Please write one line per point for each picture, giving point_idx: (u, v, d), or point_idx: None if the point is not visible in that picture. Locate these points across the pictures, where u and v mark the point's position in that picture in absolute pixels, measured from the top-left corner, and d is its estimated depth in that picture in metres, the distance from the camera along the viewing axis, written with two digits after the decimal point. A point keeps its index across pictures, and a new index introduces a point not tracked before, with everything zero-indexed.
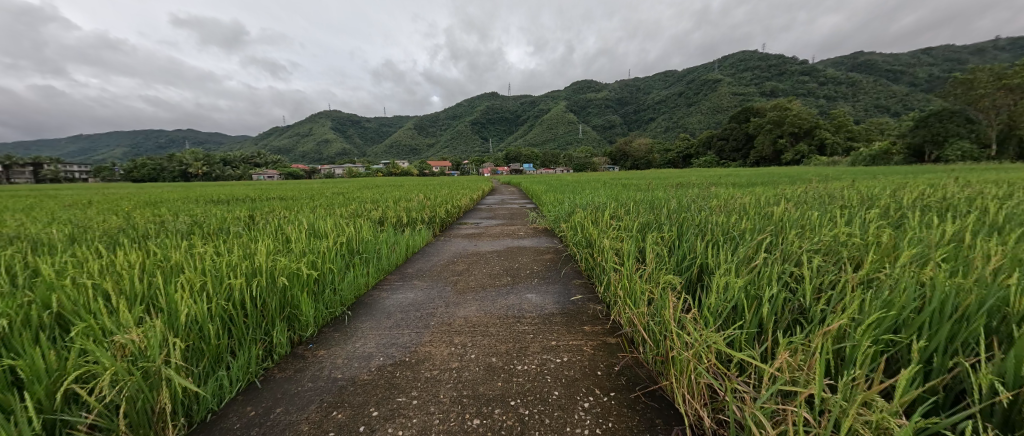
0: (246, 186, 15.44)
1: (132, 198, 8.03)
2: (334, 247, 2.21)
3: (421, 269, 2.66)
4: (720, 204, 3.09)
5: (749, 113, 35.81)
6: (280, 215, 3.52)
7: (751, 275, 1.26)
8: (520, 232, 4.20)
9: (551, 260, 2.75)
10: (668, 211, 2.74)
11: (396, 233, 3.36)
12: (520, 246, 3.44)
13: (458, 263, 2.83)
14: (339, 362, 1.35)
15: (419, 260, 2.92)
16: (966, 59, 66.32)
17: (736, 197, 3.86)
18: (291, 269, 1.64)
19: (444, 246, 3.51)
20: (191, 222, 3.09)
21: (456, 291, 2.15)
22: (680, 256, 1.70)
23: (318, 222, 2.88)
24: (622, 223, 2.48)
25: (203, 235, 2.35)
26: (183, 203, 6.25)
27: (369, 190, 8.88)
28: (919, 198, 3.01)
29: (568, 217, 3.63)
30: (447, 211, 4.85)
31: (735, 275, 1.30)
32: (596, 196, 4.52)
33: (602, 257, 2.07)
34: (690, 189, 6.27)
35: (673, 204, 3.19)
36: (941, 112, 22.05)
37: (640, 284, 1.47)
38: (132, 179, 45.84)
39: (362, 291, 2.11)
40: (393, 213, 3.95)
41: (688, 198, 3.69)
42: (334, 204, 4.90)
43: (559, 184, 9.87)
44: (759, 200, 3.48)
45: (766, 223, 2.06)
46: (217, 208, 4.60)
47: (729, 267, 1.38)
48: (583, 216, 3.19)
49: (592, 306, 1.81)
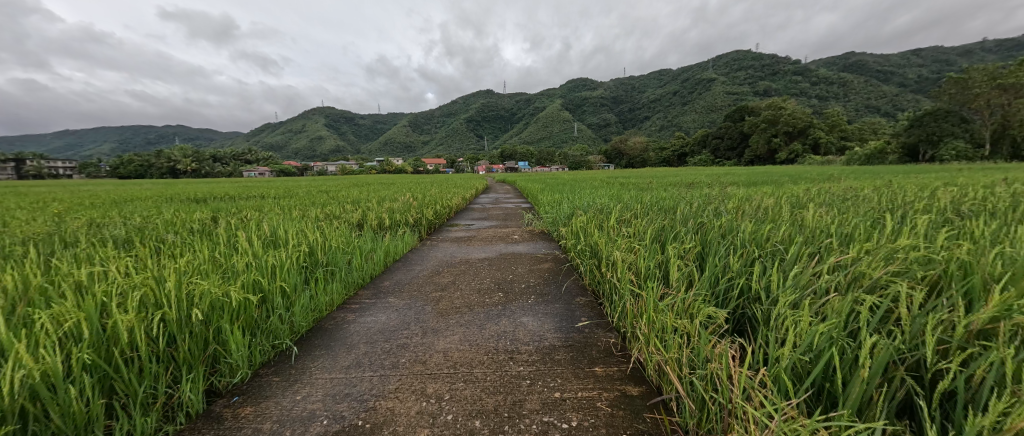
0: (233, 184, 15.05)
1: (103, 197, 7.60)
2: (292, 260, 1.86)
3: (399, 283, 2.30)
4: (738, 207, 2.76)
5: (744, 113, 35.79)
6: (244, 218, 3.16)
7: (829, 313, 0.92)
8: (514, 236, 3.84)
9: (549, 271, 2.41)
10: (683, 215, 2.42)
11: (375, 238, 3.00)
12: (514, 252, 3.10)
13: (444, 275, 2.48)
14: (266, 428, 1.00)
15: (399, 271, 2.56)
16: (956, 60, 67.18)
17: (750, 198, 3.53)
18: (218, 295, 1.28)
19: (429, 253, 3.15)
20: (137, 226, 2.73)
21: (437, 313, 1.79)
22: (713, 278, 1.36)
23: (280, 227, 2.52)
24: (632, 229, 2.15)
25: (135, 245, 1.98)
26: (151, 202, 5.82)
27: (355, 189, 8.49)
28: (956, 201, 2.74)
29: (567, 220, 3.29)
30: (436, 212, 4.49)
31: (802, 310, 0.97)
32: (597, 197, 4.18)
33: (611, 275, 1.74)
34: (694, 189, 5.96)
35: (686, 207, 2.85)
36: (935, 112, 22.04)
37: (669, 318, 1.14)
38: (120, 176, 45.03)
39: (324, 313, 1.76)
40: (373, 214, 3.58)
41: (700, 200, 3.36)
42: (310, 204, 4.53)
43: (555, 183, 9.55)
44: (777, 202, 3.18)
45: (807, 231, 1.74)
46: (184, 208, 4.24)
47: (790, 298, 1.04)
48: (584, 219, 2.85)
49: (603, 337, 1.47)
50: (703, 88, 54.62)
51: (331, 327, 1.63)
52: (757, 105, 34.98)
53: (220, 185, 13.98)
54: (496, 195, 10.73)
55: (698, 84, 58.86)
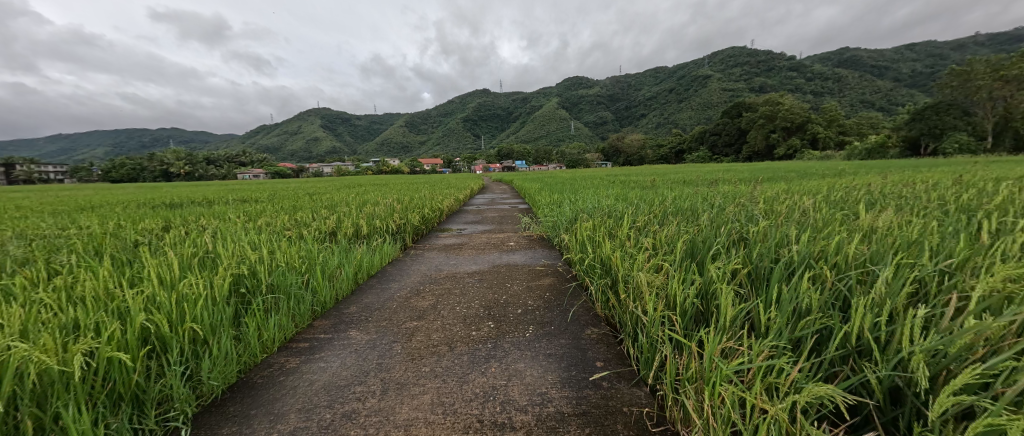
0: (217, 186, 14.54)
1: (68, 202, 7.10)
2: (220, 294, 1.43)
3: (368, 309, 1.87)
4: (772, 210, 2.35)
5: (742, 108, 35.52)
6: (191, 227, 2.72)
7: None
8: (509, 243, 3.42)
9: (551, 291, 1.99)
10: (710, 220, 2.04)
11: (347, 250, 2.58)
12: (509, 263, 2.69)
13: (426, 295, 2.06)
14: None
15: (371, 292, 2.13)
16: (949, 55, 67.45)
17: (773, 196, 3.14)
18: (61, 361, 0.86)
19: (413, 265, 2.74)
20: (57, 240, 2.30)
21: (408, 355, 1.37)
22: (794, 320, 0.94)
23: (230, 240, 2.09)
24: (655, 239, 1.77)
25: (18, 271, 1.55)
26: (114, 208, 5.37)
27: (342, 191, 8.08)
28: (1019, 198, 2.37)
29: (571, 225, 2.89)
30: (424, 216, 4.06)
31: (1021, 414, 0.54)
32: (601, 198, 3.80)
33: (635, 305, 1.31)
34: (699, 186, 5.60)
35: (708, 210, 2.44)
36: (937, 105, 21.74)
37: (749, 397, 0.72)
38: (111, 180, 44.40)
39: (255, 361, 1.33)
40: (349, 221, 3.14)
41: (718, 200, 2.95)
42: (283, 209, 4.09)
43: (552, 183, 9.16)
44: (808, 202, 2.81)
45: (889, 247, 1.34)
46: (139, 215, 3.80)
47: (967, 375, 0.62)
48: (591, 225, 2.45)
49: (630, 400, 1.05)
50: (699, 85, 54.39)
51: (260, 384, 1.20)
52: (755, 101, 34.72)
53: (203, 188, 13.50)
54: (491, 195, 10.33)
55: (694, 81, 58.53)
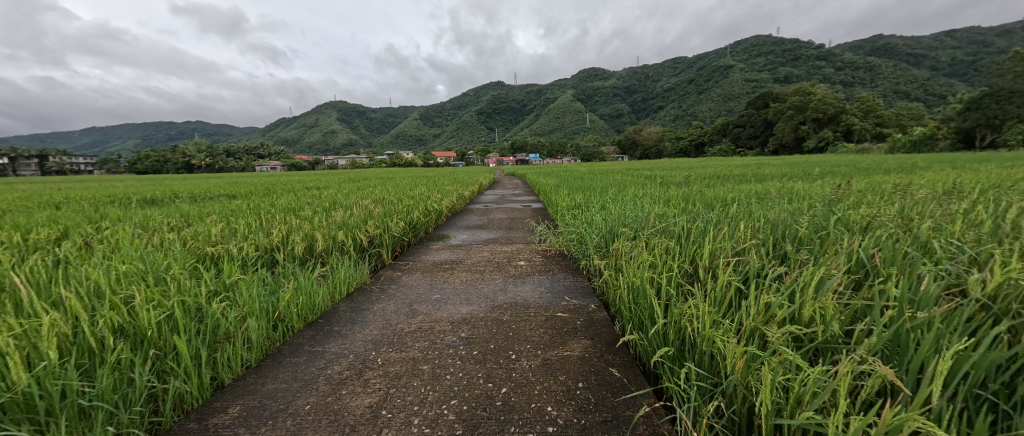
0: (218, 180, 14.00)
1: (31, 196, 6.48)
2: None
3: (258, 417, 1.03)
4: (965, 233, 1.39)
5: (769, 99, 33.33)
6: (65, 246, 1.94)
7: None
8: (519, 262, 2.53)
9: (587, 383, 1.12)
10: (887, 262, 1.12)
11: (277, 283, 1.76)
12: (517, 302, 1.82)
13: (372, 380, 1.19)
14: None
15: (285, 368, 1.28)
16: (993, 40, 62.72)
17: (902, 203, 2.15)
18: None
19: (381, 301, 1.89)
20: None
21: None
22: None
23: (63, 278, 1.30)
24: (814, 306, 0.88)
25: None
26: (63, 205, 4.70)
27: (337, 186, 7.35)
28: None
29: (610, 248, 2.02)
30: (411, 221, 3.23)
31: None
32: (642, 202, 2.88)
33: None
34: (748, 185, 4.61)
35: (838, 234, 1.49)
36: (997, 93, 19.52)
37: None
38: (133, 171, 45.28)
39: None
40: (299, 232, 2.33)
41: (829, 212, 1.99)
42: (235, 211, 3.32)
43: (570, 178, 8.26)
44: (971, 210, 1.87)
45: None
46: (49, 220, 3.03)
47: None
48: (649, 254, 1.56)
49: None
50: (721, 76, 52.13)
51: None
52: (783, 91, 32.52)
53: (202, 181, 13.04)
54: (500, 191, 9.45)
55: (715, 72, 56.23)
